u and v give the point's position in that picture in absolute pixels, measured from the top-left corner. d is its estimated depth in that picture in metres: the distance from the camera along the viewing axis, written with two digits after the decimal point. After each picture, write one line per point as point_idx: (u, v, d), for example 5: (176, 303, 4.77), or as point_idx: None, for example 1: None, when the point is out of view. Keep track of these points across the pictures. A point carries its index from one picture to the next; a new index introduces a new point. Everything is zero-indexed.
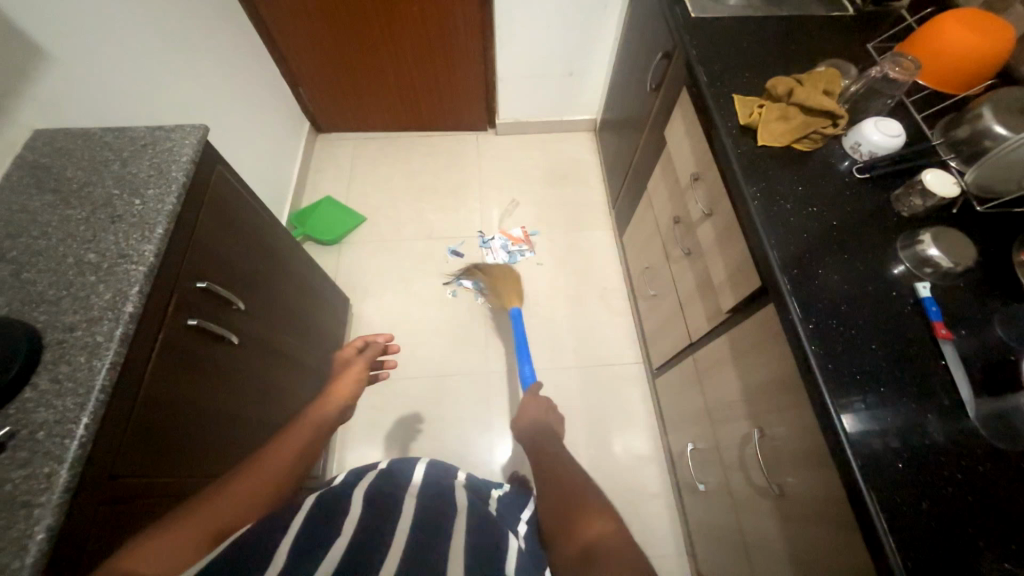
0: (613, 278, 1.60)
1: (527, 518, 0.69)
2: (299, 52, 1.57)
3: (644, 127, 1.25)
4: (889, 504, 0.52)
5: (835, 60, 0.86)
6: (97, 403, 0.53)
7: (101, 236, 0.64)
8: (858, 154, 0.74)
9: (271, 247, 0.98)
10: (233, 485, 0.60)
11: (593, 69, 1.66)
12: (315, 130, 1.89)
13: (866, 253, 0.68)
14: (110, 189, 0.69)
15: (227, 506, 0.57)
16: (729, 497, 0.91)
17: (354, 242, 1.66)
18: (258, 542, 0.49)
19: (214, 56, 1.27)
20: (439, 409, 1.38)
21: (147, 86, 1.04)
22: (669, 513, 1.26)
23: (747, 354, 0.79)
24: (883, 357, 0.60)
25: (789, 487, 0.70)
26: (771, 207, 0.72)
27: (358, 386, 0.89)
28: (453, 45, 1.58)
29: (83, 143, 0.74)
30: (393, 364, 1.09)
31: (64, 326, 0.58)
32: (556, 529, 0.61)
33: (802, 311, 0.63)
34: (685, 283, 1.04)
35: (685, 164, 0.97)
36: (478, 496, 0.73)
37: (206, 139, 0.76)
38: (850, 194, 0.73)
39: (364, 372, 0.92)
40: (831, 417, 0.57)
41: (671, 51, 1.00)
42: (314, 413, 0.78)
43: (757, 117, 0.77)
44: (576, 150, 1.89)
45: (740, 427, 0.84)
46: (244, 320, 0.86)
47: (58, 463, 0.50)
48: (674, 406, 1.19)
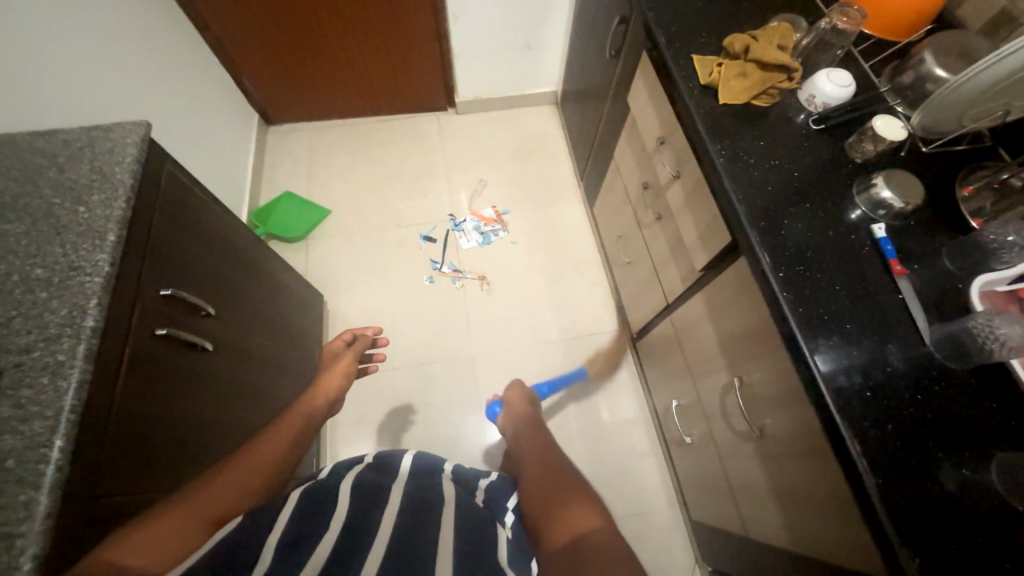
0: (587, 250, 1.62)
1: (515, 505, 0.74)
2: (239, 39, 1.46)
3: (607, 96, 1.25)
4: (859, 430, 0.56)
5: (785, 14, 0.87)
6: (69, 424, 0.51)
7: (47, 249, 0.60)
8: (813, 106, 0.77)
9: (236, 246, 0.93)
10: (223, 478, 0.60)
11: (550, 40, 1.63)
12: (266, 122, 1.79)
13: (825, 201, 0.71)
14: (48, 198, 0.63)
15: (214, 503, 0.57)
16: (713, 446, 0.96)
17: (320, 236, 1.61)
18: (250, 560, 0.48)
19: (146, 50, 1.17)
20: (428, 395, 1.39)
21: (75, 84, 0.95)
22: (659, 469, 1.32)
23: (721, 308, 0.82)
24: (847, 297, 0.64)
25: (768, 427, 0.74)
26: (736, 164, 0.74)
27: (346, 379, 0.93)
28: (406, 23, 1.51)
29: (9, 149, 0.67)
30: (383, 356, 1.13)
31: (19, 348, 0.54)
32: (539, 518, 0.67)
33: (772, 261, 0.66)
34: (658, 247, 1.07)
35: (650, 129, 0.98)
36: (465, 487, 0.74)
37: (150, 137, 0.70)
38: (807, 145, 0.76)
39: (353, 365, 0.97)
40: (805, 355, 0.60)
41: (627, 16, 1.00)
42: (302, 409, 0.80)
43: (717, 76, 0.78)
44: (540, 124, 1.87)
45: (720, 379, 0.88)
46: (217, 324, 0.83)
47: (35, 490, 0.47)
48: (656, 367, 1.23)
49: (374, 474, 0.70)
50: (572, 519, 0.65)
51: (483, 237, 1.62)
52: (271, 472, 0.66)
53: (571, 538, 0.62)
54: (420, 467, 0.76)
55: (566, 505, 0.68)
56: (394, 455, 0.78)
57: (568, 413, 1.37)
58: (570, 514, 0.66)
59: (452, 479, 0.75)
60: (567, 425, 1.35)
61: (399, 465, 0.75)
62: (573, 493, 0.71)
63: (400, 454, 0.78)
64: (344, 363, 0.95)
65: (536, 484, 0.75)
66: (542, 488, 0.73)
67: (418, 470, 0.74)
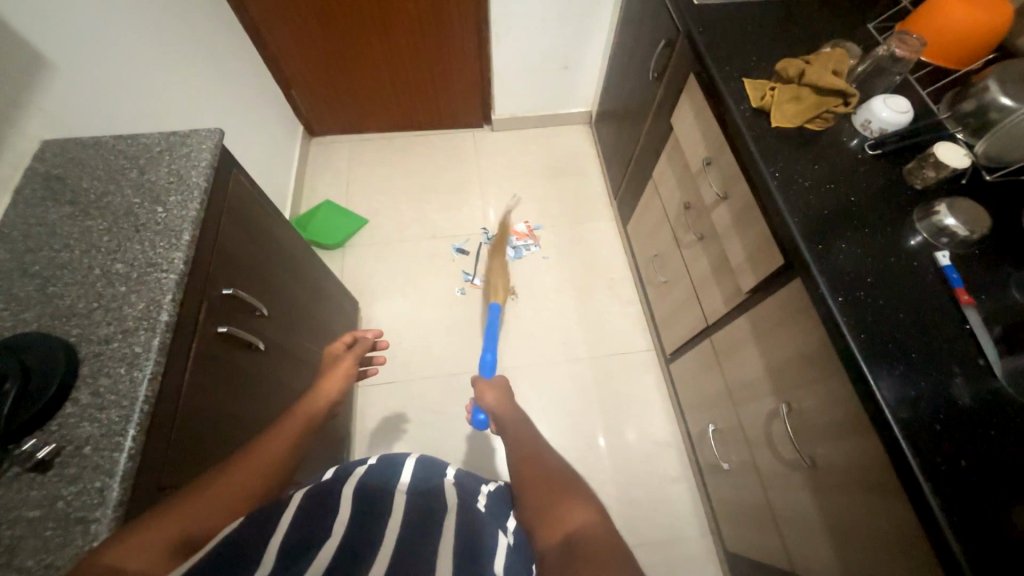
0: (619, 267, 1.62)
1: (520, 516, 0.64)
2: (291, 53, 1.54)
3: (647, 117, 1.27)
4: (930, 465, 0.54)
5: (837, 40, 0.88)
6: (142, 414, 0.52)
7: (127, 246, 0.63)
8: (869, 131, 0.76)
9: (287, 250, 0.96)
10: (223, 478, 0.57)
11: (588, 61, 1.67)
12: (309, 134, 1.87)
13: (884, 227, 0.70)
14: (129, 198, 0.67)
15: (214, 503, 0.54)
16: (755, 473, 0.93)
17: (357, 245, 1.65)
18: None
19: (209, 62, 1.24)
20: (456, 406, 1.38)
21: (150, 94, 1.01)
22: (691, 496, 1.28)
23: (769, 332, 0.81)
24: (911, 325, 0.62)
25: (821, 456, 0.72)
26: (790, 187, 0.73)
27: (348, 382, 0.88)
28: (449, 43, 1.57)
29: (96, 151, 0.72)
30: (383, 358, 1.14)
31: (99, 339, 0.56)
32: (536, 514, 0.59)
33: (829, 285, 0.65)
34: (698, 267, 1.06)
35: (695, 150, 0.99)
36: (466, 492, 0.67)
37: (222, 143, 0.74)
38: (864, 170, 0.75)
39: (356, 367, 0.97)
40: (868, 383, 0.59)
41: (674, 39, 1.02)
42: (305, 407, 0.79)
43: (770, 100, 0.79)
44: (573, 143, 1.90)
45: (766, 404, 0.86)
46: (268, 324, 0.85)
47: (109, 477, 0.49)
48: (691, 389, 1.21)
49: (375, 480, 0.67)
50: (565, 519, 0.56)
51: (515, 251, 1.64)
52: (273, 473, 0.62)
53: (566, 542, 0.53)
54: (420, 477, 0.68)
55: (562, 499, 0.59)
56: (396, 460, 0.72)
57: (596, 432, 1.35)
58: (564, 510, 0.57)
59: (453, 484, 0.67)
60: (595, 444, 1.34)
61: (397, 478, 0.68)
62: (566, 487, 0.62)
63: (403, 457, 0.72)
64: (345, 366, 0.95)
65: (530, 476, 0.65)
66: (538, 477, 0.64)
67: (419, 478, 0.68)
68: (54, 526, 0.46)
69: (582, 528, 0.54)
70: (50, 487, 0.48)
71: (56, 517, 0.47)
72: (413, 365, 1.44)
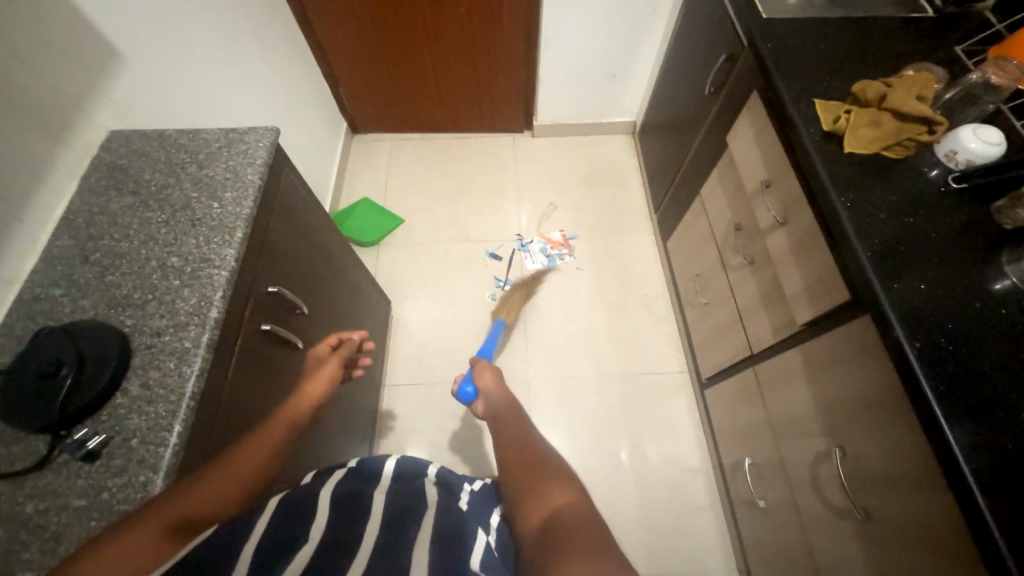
0: (655, 283, 1.58)
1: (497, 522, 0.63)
2: (341, 52, 1.56)
3: (697, 132, 1.23)
4: (1017, 538, 0.49)
5: (920, 63, 0.82)
6: (188, 410, 0.52)
7: (183, 239, 0.64)
8: (954, 162, 0.71)
9: (330, 248, 0.97)
10: (230, 462, 0.56)
11: (637, 70, 1.63)
12: (352, 131, 1.89)
13: (967, 267, 0.65)
14: (187, 192, 0.68)
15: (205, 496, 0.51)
16: (795, 514, 0.88)
17: (392, 243, 1.66)
18: None
19: (266, 58, 1.27)
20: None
21: (210, 87, 1.04)
22: (718, 528, 1.22)
23: (826, 369, 0.76)
24: (997, 378, 0.57)
25: (877, 510, 0.67)
26: (863, 218, 0.68)
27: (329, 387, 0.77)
28: (497, 46, 1.55)
29: (159, 144, 0.74)
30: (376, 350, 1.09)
31: (151, 331, 0.57)
32: (519, 495, 0.63)
33: (905, 329, 0.60)
34: (746, 292, 1.02)
35: (752, 171, 0.94)
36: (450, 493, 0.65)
37: (278, 142, 0.75)
38: (946, 204, 0.70)
39: (337, 373, 0.79)
40: (946, 440, 0.54)
41: (737, 54, 0.98)
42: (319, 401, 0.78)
43: (844, 123, 0.74)
44: (615, 152, 1.86)
45: (813, 444, 0.81)
46: (307, 322, 0.85)
47: (153, 472, 0.49)
48: (727, 417, 1.15)
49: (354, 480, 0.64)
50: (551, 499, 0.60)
51: (549, 260, 1.61)
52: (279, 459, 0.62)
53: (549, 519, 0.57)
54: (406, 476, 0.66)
55: (542, 480, 0.64)
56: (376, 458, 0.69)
57: (621, 450, 1.31)
58: (547, 489, 0.62)
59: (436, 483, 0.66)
60: (619, 463, 1.30)
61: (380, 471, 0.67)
62: (547, 468, 0.67)
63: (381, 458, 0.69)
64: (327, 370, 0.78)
65: (515, 461, 0.69)
66: (523, 461, 0.68)
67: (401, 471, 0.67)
68: (98, 518, 0.47)
69: (566, 507, 0.58)
70: (97, 477, 0.49)
71: (101, 508, 0.47)
72: (440, 367, 1.44)
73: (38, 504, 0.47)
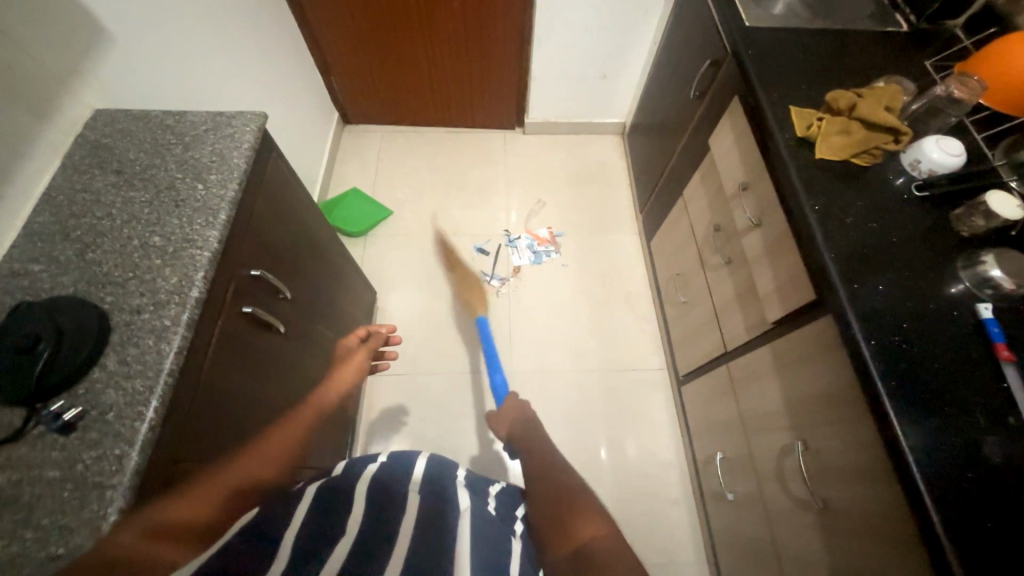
0: (638, 282, 1.61)
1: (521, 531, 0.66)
2: (334, 41, 1.56)
3: (682, 135, 1.26)
4: (952, 522, 0.52)
5: (892, 76, 0.86)
6: (165, 387, 0.53)
7: (165, 219, 0.64)
8: (917, 171, 0.74)
9: (316, 236, 0.98)
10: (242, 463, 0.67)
11: (628, 72, 1.66)
12: (343, 121, 1.89)
13: (925, 272, 0.68)
14: (172, 172, 0.69)
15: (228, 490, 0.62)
16: (761, 507, 0.91)
17: (379, 235, 1.66)
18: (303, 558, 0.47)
19: (257, 45, 1.26)
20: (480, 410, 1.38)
21: (198, 70, 1.03)
22: (690, 522, 1.25)
23: (793, 366, 0.79)
24: (946, 376, 0.60)
25: (834, 501, 0.70)
26: (830, 222, 0.71)
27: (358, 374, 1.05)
28: (490, 43, 1.57)
29: (144, 124, 0.74)
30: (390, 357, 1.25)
31: (131, 308, 0.57)
32: (548, 534, 0.64)
33: (863, 328, 0.63)
34: (723, 292, 1.05)
35: (731, 173, 0.97)
36: (478, 496, 0.68)
37: (264, 126, 0.75)
38: (910, 212, 0.73)
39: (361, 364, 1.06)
40: (895, 432, 0.57)
41: (720, 59, 1.01)
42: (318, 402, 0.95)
43: (817, 130, 0.77)
44: (604, 152, 1.89)
45: (779, 439, 0.84)
46: (291, 308, 0.86)
47: (128, 446, 0.50)
48: (702, 413, 1.19)
49: (388, 479, 0.64)
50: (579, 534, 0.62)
51: (536, 256, 1.63)
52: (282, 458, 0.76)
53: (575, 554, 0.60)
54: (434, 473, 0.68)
55: (573, 515, 0.65)
56: (406, 455, 0.70)
57: (599, 444, 1.34)
58: (579, 524, 0.63)
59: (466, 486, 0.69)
60: (598, 457, 1.32)
61: (412, 468, 0.67)
62: (579, 498, 0.68)
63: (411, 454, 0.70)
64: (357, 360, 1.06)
65: (545, 496, 0.69)
66: (551, 495, 0.69)
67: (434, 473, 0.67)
68: (72, 489, 0.47)
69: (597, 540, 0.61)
70: (72, 449, 0.49)
71: (74, 480, 0.48)
72: (424, 359, 1.45)
73: (12, 475, 0.48)
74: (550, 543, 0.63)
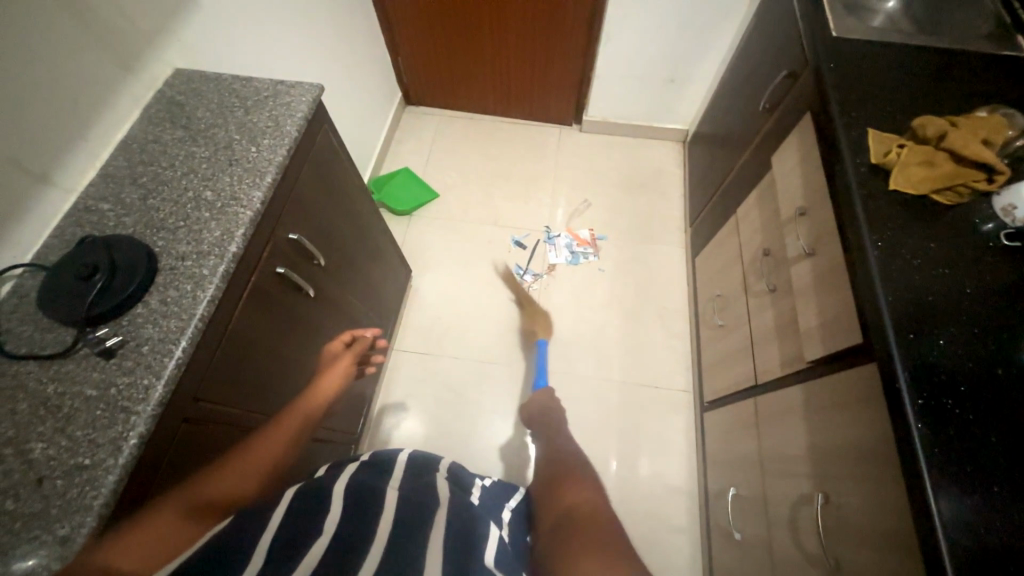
0: (676, 297, 1.54)
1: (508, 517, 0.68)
2: (405, 23, 1.60)
3: (745, 148, 1.18)
4: None
5: (998, 105, 0.75)
6: (195, 330, 0.57)
7: (219, 176, 0.69)
8: (1010, 218, 0.65)
9: (356, 209, 1.01)
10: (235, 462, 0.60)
11: (698, 77, 1.57)
12: (405, 102, 1.94)
13: (999, 331, 0.60)
14: (231, 133, 0.73)
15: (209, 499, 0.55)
16: (768, 553, 0.85)
17: (424, 215, 1.70)
18: None
19: (333, 19, 1.32)
20: (497, 403, 1.38)
21: (274, 40, 1.09)
22: (693, 553, 1.20)
23: (825, 412, 0.72)
24: (1003, 453, 0.53)
25: (849, 564, 0.64)
26: (892, 261, 0.64)
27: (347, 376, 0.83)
28: (557, 37, 1.54)
29: (215, 86, 0.79)
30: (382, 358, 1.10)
31: (177, 254, 0.62)
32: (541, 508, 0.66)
33: (911, 383, 0.56)
34: (762, 321, 0.98)
35: (790, 195, 0.90)
36: (461, 486, 0.69)
37: (320, 99, 0.79)
38: (992, 261, 0.64)
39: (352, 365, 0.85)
40: (927, 504, 0.50)
41: (797, 71, 0.93)
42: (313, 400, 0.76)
43: (896, 157, 0.69)
44: (661, 158, 1.82)
45: (799, 486, 0.77)
46: (323, 274, 0.90)
47: (155, 378, 0.54)
48: (722, 444, 1.12)
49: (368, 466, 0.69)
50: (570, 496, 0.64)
51: (573, 256, 1.60)
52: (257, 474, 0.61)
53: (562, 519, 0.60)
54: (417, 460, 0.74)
55: (565, 486, 0.67)
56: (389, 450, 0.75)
57: (609, 456, 1.30)
58: (569, 493, 0.65)
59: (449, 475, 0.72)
60: (605, 469, 1.29)
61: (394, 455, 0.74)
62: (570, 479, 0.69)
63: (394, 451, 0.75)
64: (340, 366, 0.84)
65: (549, 478, 0.72)
66: (556, 475, 0.71)
67: (411, 462, 0.73)
68: (104, 408, 0.52)
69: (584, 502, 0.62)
70: (109, 373, 0.54)
71: (107, 400, 0.53)
72: (448, 342, 1.47)
73: (58, 387, 0.54)
74: (547, 503, 0.66)
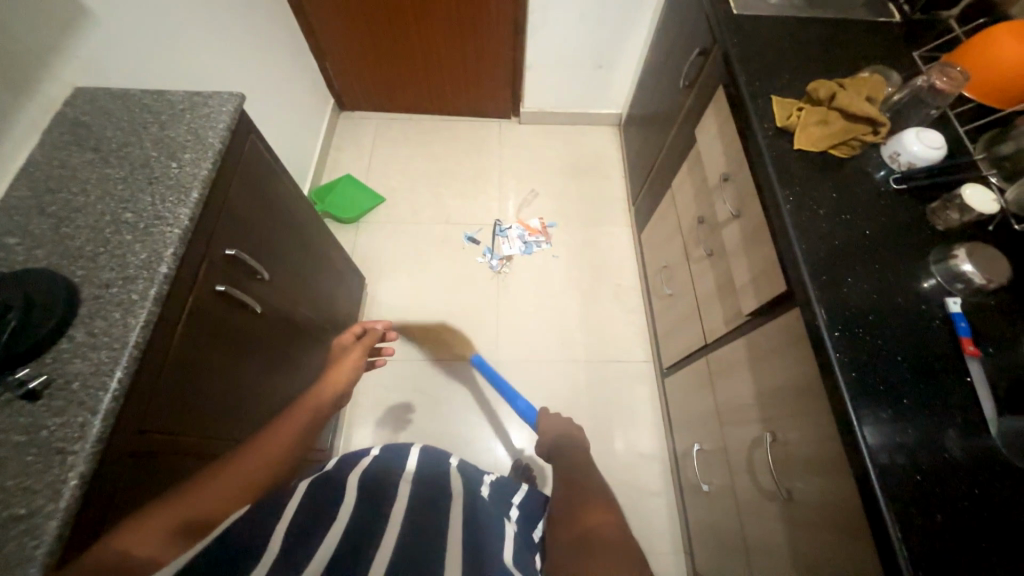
0: (629, 275, 1.60)
1: (516, 516, 0.70)
2: (329, 27, 1.55)
3: (673, 125, 1.25)
4: (902, 514, 0.52)
5: (878, 66, 0.84)
6: (131, 359, 0.54)
7: (139, 197, 0.65)
8: (897, 163, 0.73)
9: (297, 219, 0.98)
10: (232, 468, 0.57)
11: (624, 62, 1.64)
12: (339, 108, 1.90)
13: (897, 266, 0.67)
14: (147, 151, 0.69)
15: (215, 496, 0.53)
16: (732, 497, 0.92)
17: (371, 222, 1.67)
18: (253, 524, 0.48)
19: (248, 28, 1.27)
20: (470, 401, 1.39)
21: (185, 52, 1.04)
22: (669, 512, 1.26)
23: (764, 358, 0.79)
24: (907, 368, 0.60)
25: (798, 491, 0.70)
26: (803, 213, 0.71)
27: (356, 372, 0.87)
28: (485, 32, 1.55)
29: (122, 103, 0.75)
30: (389, 353, 1.08)
31: (100, 282, 0.59)
32: (560, 518, 0.64)
33: (828, 320, 0.62)
34: (704, 284, 1.05)
35: (714, 164, 0.96)
36: (469, 482, 0.72)
37: (242, 108, 0.76)
38: (885, 204, 0.72)
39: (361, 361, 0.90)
40: (851, 425, 0.56)
41: (709, 48, 1.00)
42: (308, 403, 0.76)
43: (796, 120, 0.76)
44: (600, 143, 1.88)
45: (751, 431, 0.84)
46: (268, 288, 0.87)
47: (91, 414, 0.51)
48: (683, 406, 1.19)
49: (379, 469, 0.68)
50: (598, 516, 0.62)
51: (526, 246, 1.63)
52: (265, 471, 0.59)
53: (583, 534, 0.59)
54: (427, 462, 0.73)
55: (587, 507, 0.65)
56: (400, 450, 0.75)
57: None
58: (588, 512, 0.63)
59: (458, 472, 0.74)
60: None
61: (401, 464, 0.71)
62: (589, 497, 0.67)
63: (407, 447, 0.76)
64: (351, 358, 0.89)
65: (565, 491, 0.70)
66: (570, 493, 0.69)
67: (424, 466, 0.71)
68: (36, 454, 0.49)
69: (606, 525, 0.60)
70: (38, 416, 0.51)
71: (38, 445, 0.49)
72: (411, 345, 1.46)
73: None
74: (558, 518, 0.64)
